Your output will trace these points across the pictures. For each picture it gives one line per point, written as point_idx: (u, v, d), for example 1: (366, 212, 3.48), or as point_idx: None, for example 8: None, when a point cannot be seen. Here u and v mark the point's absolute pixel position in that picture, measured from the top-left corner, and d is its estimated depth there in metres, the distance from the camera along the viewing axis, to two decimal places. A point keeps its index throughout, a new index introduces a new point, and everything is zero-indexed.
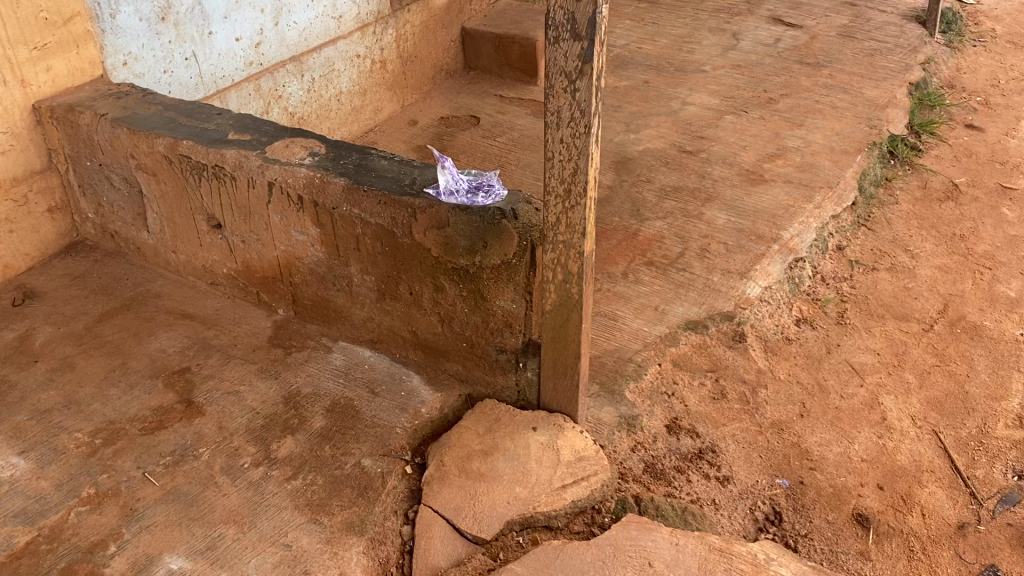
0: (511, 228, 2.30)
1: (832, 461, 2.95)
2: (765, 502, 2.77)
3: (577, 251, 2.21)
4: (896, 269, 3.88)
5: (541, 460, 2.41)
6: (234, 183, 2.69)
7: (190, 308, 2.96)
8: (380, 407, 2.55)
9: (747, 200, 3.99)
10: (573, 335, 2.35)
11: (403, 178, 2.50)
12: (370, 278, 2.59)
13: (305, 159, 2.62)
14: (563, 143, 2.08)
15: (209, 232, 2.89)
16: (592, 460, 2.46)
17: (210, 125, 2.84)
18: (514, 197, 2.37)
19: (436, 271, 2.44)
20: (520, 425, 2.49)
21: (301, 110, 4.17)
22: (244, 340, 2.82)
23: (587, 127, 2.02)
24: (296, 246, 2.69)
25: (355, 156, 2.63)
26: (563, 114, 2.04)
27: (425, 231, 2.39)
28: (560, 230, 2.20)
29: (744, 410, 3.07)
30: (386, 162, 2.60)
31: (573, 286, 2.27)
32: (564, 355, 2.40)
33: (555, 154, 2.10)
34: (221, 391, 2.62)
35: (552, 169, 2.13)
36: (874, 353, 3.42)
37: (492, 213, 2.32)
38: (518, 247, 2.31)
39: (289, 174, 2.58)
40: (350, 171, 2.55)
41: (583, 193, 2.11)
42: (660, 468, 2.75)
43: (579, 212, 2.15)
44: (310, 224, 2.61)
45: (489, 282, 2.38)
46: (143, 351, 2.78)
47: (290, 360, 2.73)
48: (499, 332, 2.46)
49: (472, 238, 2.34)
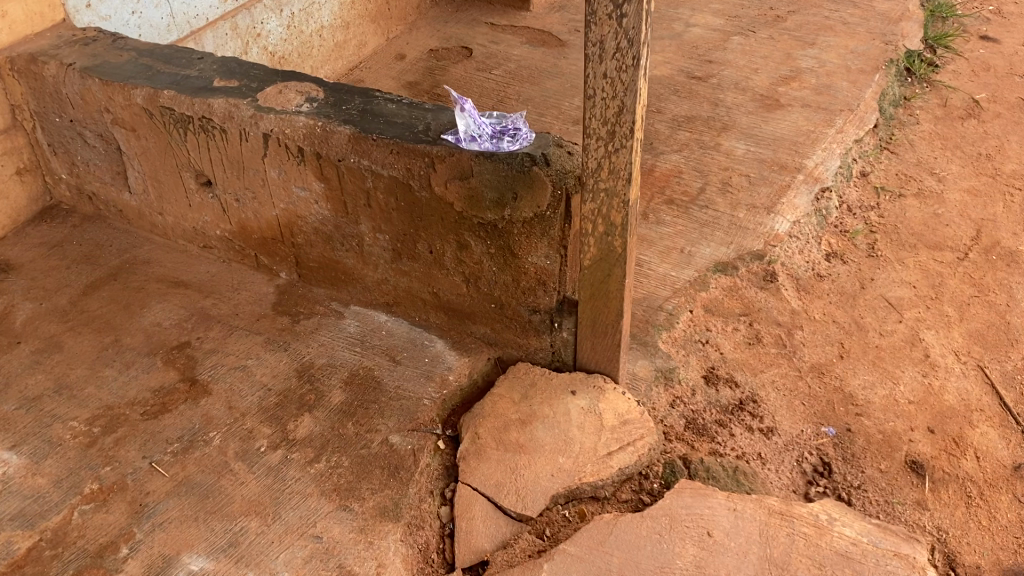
0: (544, 176, 2.07)
1: (878, 405, 2.79)
2: (812, 453, 2.63)
3: (621, 199, 2.00)
4: (923, 194, 3.68)
5: (585, 427, 2.23)
6: (224, 136, 2.42)
7: (183, 274, 2.72)
8: (403, 377, 2.34)
9: (765, 128, 3.76)
10: (615, 290, 2.15)
11: (415, 125, 2.25)
12: (383, 237, 2.35)
13: (303, 106, 2.35)
14: (607, 78, 1.84)
15: (198, 191, 2.62)
16: (637, 423, 2.27)
17: (191, 71, 2.54)
18: (544, 141, 2.15)
19: (460, 227, 2.21)
20: (558, 390, 2.30)
21: (281, 49, 3.85)
22: (246, 308, 2.58)
23: (635, 59, 1.78)
24: (298, 203, 2.44)
25: (358, 100, 2.36)
26: (607, 45, 1.79)
27: (446, 183, 2.16)
28: (602, 176, 1.98)
29: (782, 354, 2.90)
30: (394, 105, 2.34)
31: (616, 238, 2.06)
32: (605, 312, 2.21)
33: (597, 91, 1.87)
34: (227, 367, 2.40)
35: (594, 108, 1.89)
36: (910, 287, 3.24)
37: (521, 159, 2.09)
38: (552, 197, 2.09)
39: (287, 124, 2.31)
40: (355, 118, 2.29)
41: (629, 134, 1.89)
42: (702, 424, 2.57)
43: (623, 156, 1.93)
44: (313, 179, 2.35)
45: (520, 237, 2.16)
46: (136, 326, 2.54)
47: (299, 329, 2.50)
48: (531, 290, 2.25)
49: (500, 189, 2.12)
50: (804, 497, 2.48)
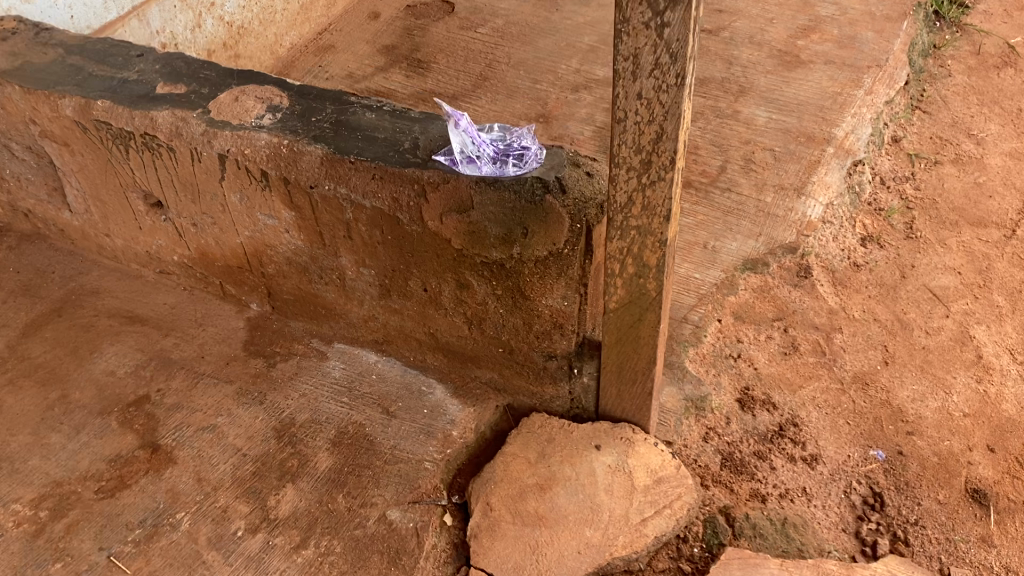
0: (560, 208, 1.71)
1: (931, 421, 2.50)
2: (861, 482, 2.35)
3: (656, 238, 1.64)
4: (961, 160, 3.33)
5: (613, 490, 1.92)
6: (173, 155, 2.03)
7: (139, 307, 2.35)
8: (399, 434, 2.02)
9: (787, 90, 3.38)
10: (647, 336, 1.82)
11: (400, 142, 1.86)
12: (368, 272, 2.00)
13: (264, 118, 1.96)
14: (642, 99, 1.46)
15: (148, 213, 2.24)
16: (672, 480, 1.96)
17: (129, 74, 2.13)
18: (557, 161, 1.78)
19: (459, 266, 1.86)
20: (579, 445, 1.98)
21: (239, 17, 3.40)
22: (213, 349, 2.23)
23: (678, 77, 1.40)
24: (266, 232, 2.06)
25: (330, 108, 1.97)
26: (642, 60, 1.41)
27: (442, 216, 1.80)
28: (633, 212, 1.62)
29: (820, 363, 2.60)
30: (374, 114, 1.94)
31: (649, 280, 1.72)
32: (634, 358, 1.88)
33: (629, 114, 1.49)
34: (194, 428, 2.06)
35: (624, 134, 1.52)
36: (954, 274, 2.92)
37: (530, 185, 1.73)
38: (570, 233, 1.73)
39: (246, 143, 1.92)
40: (328, 133, 1.90)
41: (669, 165, 1.52)
42: (739, 460, 2.28)
43: (661, 190, 1.56)
44: (281, 206, 1.97)
45: (532, 278, 1.81)
46: (86, 377, 2.19)
47: (276, 375, 2.16)
48: (546, 335, 1.91)
49: (507, 224, 1.76)
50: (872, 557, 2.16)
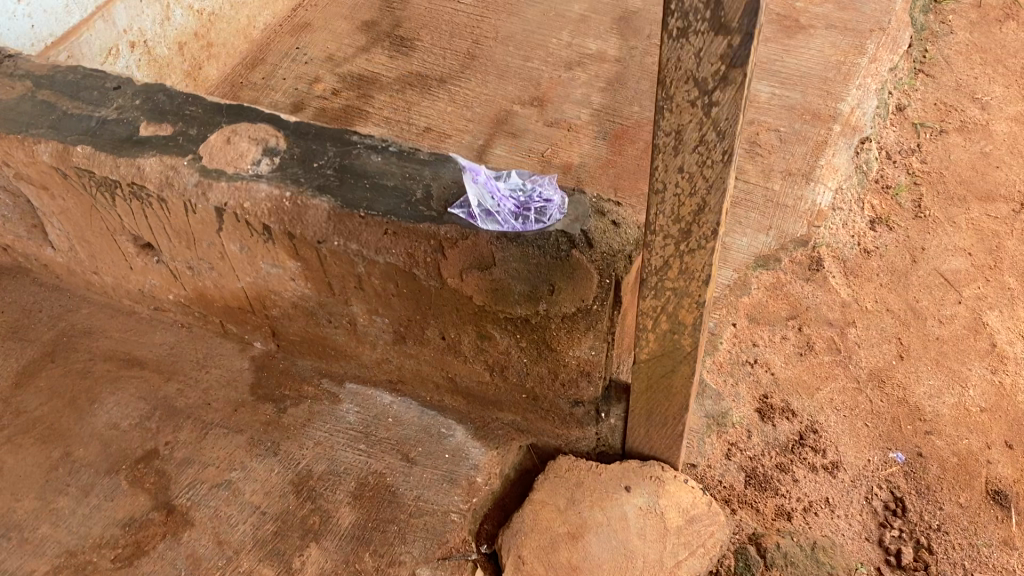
0: (588, 263, 1.63)
1: (949, 418, 2.49)
2: (882, 487, 2.34)
3: (694, 299, 1.56)
4: (967, 128, 3.25)
5: (646, 533, 1.88)
6: (165, 205, 1.90)
7: (136, 349, 2.24)
8: (422, 482, 1.96)
9: (788, 61, 3.31)
10: (680, 385, 1.75)
11: (411, 191, 1.75)
12: (381, 320, 1.90)
13: (262, 165, 1.83)
14: (684, 173, 1.36)
15: (139, 255, 2.11)
16: (704, 518, 1.93)
17: (107, 111, 1.97)
18: (581, 212, 1.69)
19: (480, 320, 1.77)
20: (609, 487, 1.93)
21: (210, 4, 3.20)
22: (220, 395, 2.14)
23: (725, 154, 1.31)
24: (269, 279, 1.95)
25: (332, 151, 1.85)
26: (685, 136, 1.31)
27: (462, 273, 1.70)
28: (669, 275, 1.54)
29: (836, 362, 2.57)
30: (379, 156, 1.83)
31: (684, 337, 1.64)
32: (664, 404, 1.82)
33: (668, 186, 1.39)
34: (208, 485, 1.99)
35: (662, 204, 1.43)
36: (965, 255, 2.88)
37: (555, 239, 1.65)
38: (599, 289, 1.65)
39: (245, 196, 1.80)
40: (333, 182, 1.78)
41: (710, 235, 1.44)
42: (762, 475, 2.27)
43: (702, 256, 1.48)
44: (286, 257, 1.86)
45: (559, 332, 1.73)
46: (88, 431, 2.09)
47: (288, 422, 2.07)
48: (572, 383, 1.83)
49: (532, 280, 1.67)
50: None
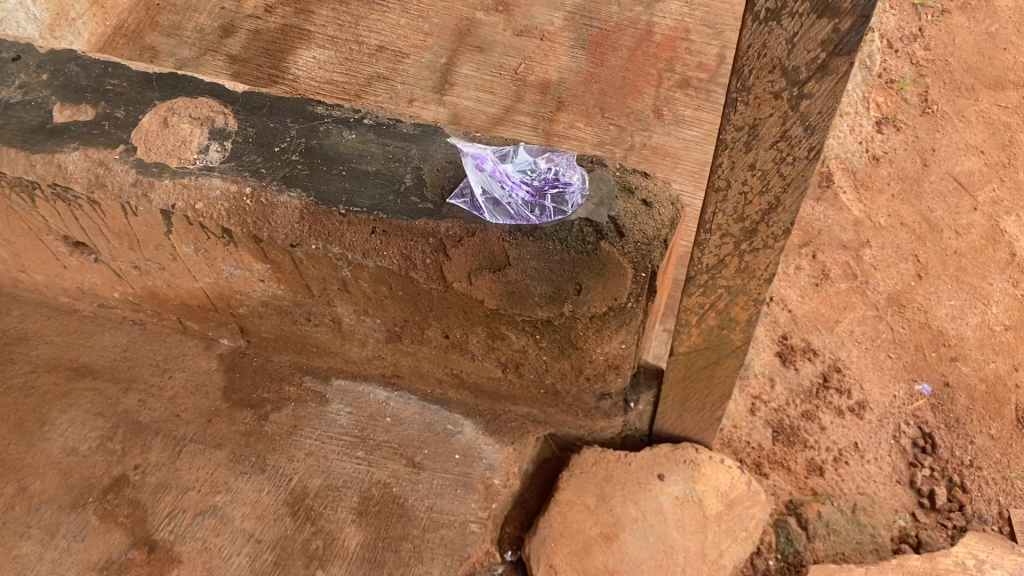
0: (620, 256, 1.38)
1: (974, 340, 2.34)
2: (909, 424, 2.21)
3: (750, 296, 1.33)
4: (970, 6, 3.03)
5: (684, 524, 1.72)
6: (97, 206, 1.57)
7: (84, 356, 1.95)
8: (434, 490, 1.75)
9: None
10: (724, 374, 1.55)
11: (398, 177, 1.46)
12: (371, 320, 1.64)
13: (211, 152, 1.52)
14: (756, 170, 1.10)
15: (73, 254, 1.79)
16: (744, 501, 1.78)
17: (8, 92, 1.61)
18: (606, 193, 1.42)
19: (492, 321, 1.52)
20: (640, 477, 1.76)
21: None
22: (189, 404, 1.88)
23: (813, 150, 1.05)
24: (234, 280, 1.66)
25: (295, 130, 1.53)
26: (762, 130, 1.04)
27: (472, 276, 1.44)
28: (724, 273, 1.30)
29: (853, 288, 2.40)
30: (354, 132, 1.52)
31: (735, 332, 1.42)
32: (703, 392, 1.62)
33: (733, 184, 1.14)
34: (191, 513, 1.75)
35: (723, 203, 1.17)
36: (977, 153, 2.67)
37: (578, 229, 1.39)
38: (635, 285, 1.41)
39: (197, 195, 1.48)
40: (302, 171, 1.48)
41: (781, 235, 1.19)
42: (790, 428, 2.12)
43: (766, 256, 1.24)
44: (252, 260, 1.57)
45: (586, 331, 1.49)
46: (43, 460, 1.82)
47: (271, 431, 1.84)
48: (599, 378, 1.61)
49: (556, 279, 1.41)
50: (944, 527, 2.02)
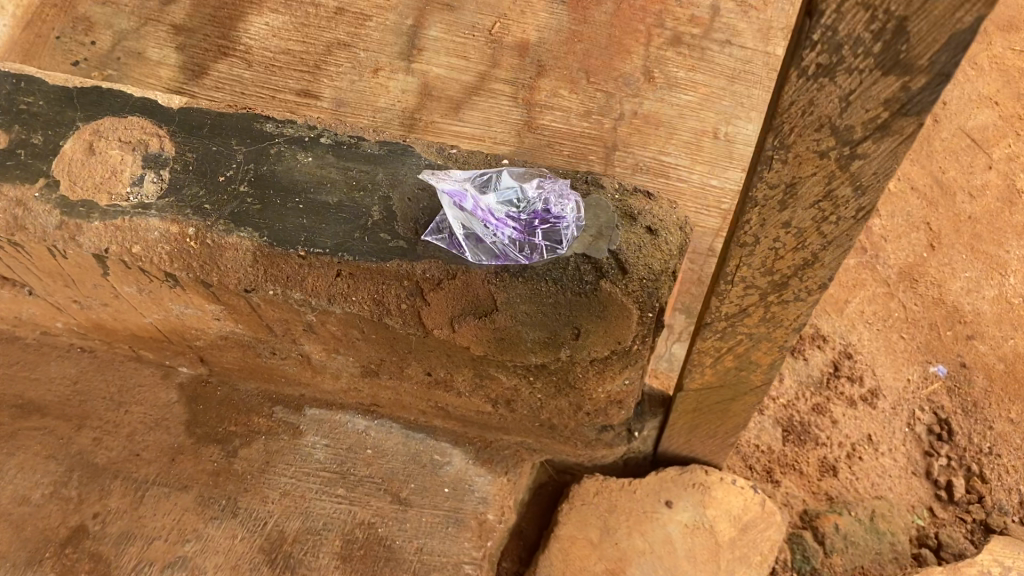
0: (623, 296, 1.20)
1: (991, 316, 2.20)
2: (924, 409, 2.07)
3: (775, 343, 1.16)
4: None
5: (695, 555, 1.59)
6: (21, 248, 1.37)
7: (29, 391, 1.77)
8: (423, 528, 1.60)
9: None
10: (740, 408, 1.39)
11: (363, 209, 1.27)
12: (343, 358, 1.46)
13: (147, 184, 1.31)
14: (791, 228, 0.92)
15: (4, 287, 1.59)
16: (758, 523, 1.64)
17: None
18: (604, 222, 1.24)
19: (479, 364, 1.35)
20: (645, 506, 1.63)
21: None
22: (149, 441, 1.72)
23: (862, 211, 0.87)
24: (187, 319, 1.48)
25: (242, 154, 1.33)
26: (802, 190, 0.86)
27: (454, 322, 1.26)
28: (746, 322, 1.12)
29: (861, 263, 2.28)
30: (310, 155, 1.32)
31: (754, 373, 1.26)
32: (714, 422, 1.47)
33: (762, 241, 0.96)
34: (157, 566, 1.58)
35: (749, 257, 0.99)
36: (990, 105, 2.52)
37: (574, 267, 1.21)
38: (640, 327, 1.23)
39: (133, 237, 1.28)
40: (252, 205, 1.28)
41: (815, 289, 1.02)
42: (800, 424, 1.99)
43: (797, 308, 1.06)
44: (203, 302, 1.38)
45: (585, 374, 1.32)
46: None
47: (241, 469, 1.68)
48: (600, 413, 1.45)
49: (551, 323, 1.24)
50: (963, 521, 1.90)
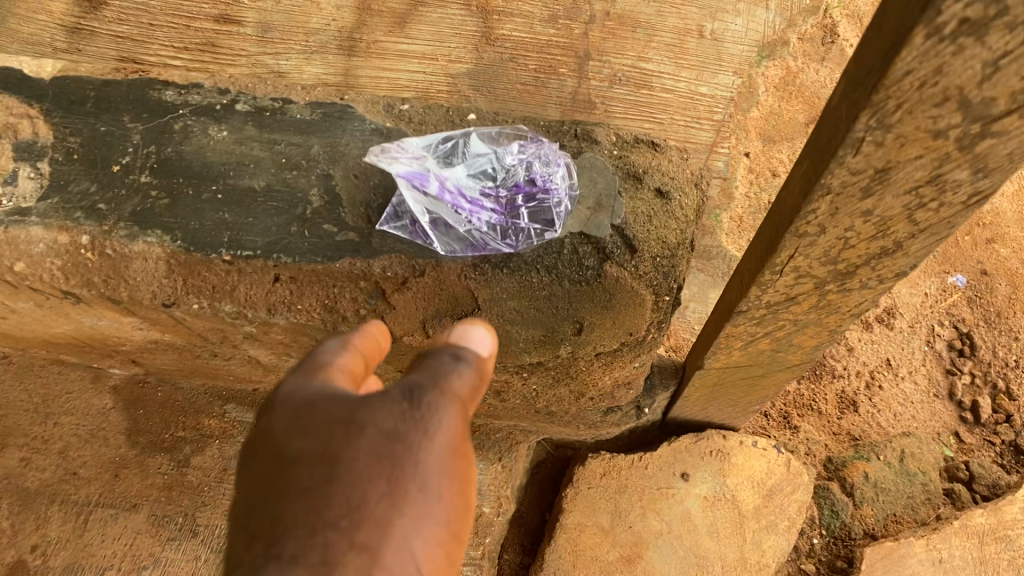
0: (635, 283, 0.98)
1: (1010, 216, 2.03)
2: (944, 324, 1.91)
3: (825, 327, 0.95)
4: None
5: (718, 530, 1.42)
6: None
7: None
8: None
9: None
10: (770, 382, 1.19)
11: (300, 193, 1.01)
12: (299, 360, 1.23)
13: (22, 180, 1.03)
14: (874, 216, 0.69)
15: None
16: (785, 486, 1.46)
17: None
18: (603, 187, 1.00)
19: None
20: (659, 481, 1.44)
21: None
22: (85, 456, 1.48)
23: (977, 195, 0.64)
24: (104, 329, 1.22)
25: (139, 133, 1.06)
26: (898, 175, 0.62)
27: (428, 326, 1.02)
28: (793, 309, 0.90)
29: None
30: (224, 127, 1.06)
31: (792, 354, 1.05)
32: (738, 393, 1.26)
33: (831, 229, 0.72)
34: None
35: (811, 247, 0.76)
36: None
37: (570, 249, 0.98)
38: (655, 314, 1.02)
39: (11, 254, 1.01)
40: (158, 199, 1.01)
41: (889, 276, 0.80)
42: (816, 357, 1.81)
43: (860, 295, 0.85)
44: (117, 315, 1.12)
45: (589, 367, 1.10)
46: None
47: (196, 480, 1.46)
48: (606, 397, 1.25)
49: (547, 318, 1.00)
50: (992, 444, 1.74)
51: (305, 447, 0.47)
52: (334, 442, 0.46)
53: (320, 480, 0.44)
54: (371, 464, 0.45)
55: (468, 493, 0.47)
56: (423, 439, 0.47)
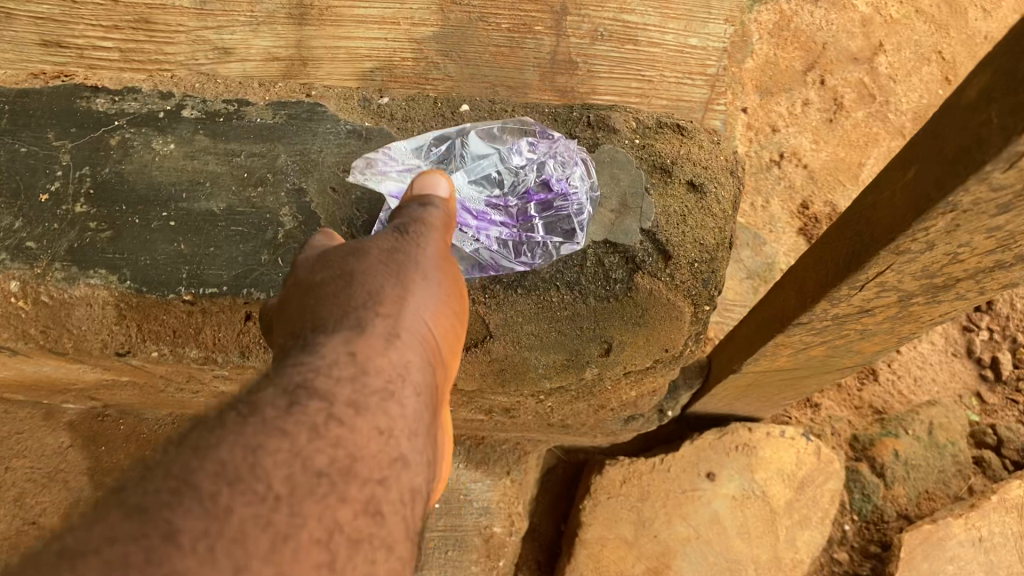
0: (670, 294, 0.86)
1: None
2: None
3: (896, 334, 0.82)
4: None
5: (749, 531, 1.31)
6: None
7: None
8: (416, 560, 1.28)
9: None
10: (813, 381, 1.05)
11: (268, 215, 0.85)
12: None
13: None
14: (1000, 232, 0.56)
15: None
16: (816, 478, 1.35)
17: None
18: (627, 188, 0.88)
19: (474, 394, 1.00)
20: (683, 484, 1.32)
21: None
22: (45, 504, 1.32)
23: None
24: (49, 374, 1.05)
25: (68, 152, 0.89)
26: None
27: None
28: (864, 321, 0.77)
29: None
30: (171, 139, 0.89)
31: (846, 358, 0.92)
32: (774, 390, 1.13)
33: (942, 247, 0.59)
34: None
35: (907, 265, 0.62)
36: None
37: (594, 261, 0.86)
38: (693, 328, 0.89)
39: None
40: (99, 232, 0.85)
41: (990, 288, 0.67)
42: None
43: (947, 306, 0.72)
44: (62, 364, 0.96)
45: (615, 385, 0.97)
46: None
47: None
48: (627, 407, 1.12)
49: (569, 339, 0.86)
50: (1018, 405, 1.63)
51: (325, 274, 0.60)
52: (346, 261, 0.60)
53: (345, 280, 0.58)
54: (379, 259, 0.59)
55: (456, 283, 0.61)
56: (411, 244, 0.61)
